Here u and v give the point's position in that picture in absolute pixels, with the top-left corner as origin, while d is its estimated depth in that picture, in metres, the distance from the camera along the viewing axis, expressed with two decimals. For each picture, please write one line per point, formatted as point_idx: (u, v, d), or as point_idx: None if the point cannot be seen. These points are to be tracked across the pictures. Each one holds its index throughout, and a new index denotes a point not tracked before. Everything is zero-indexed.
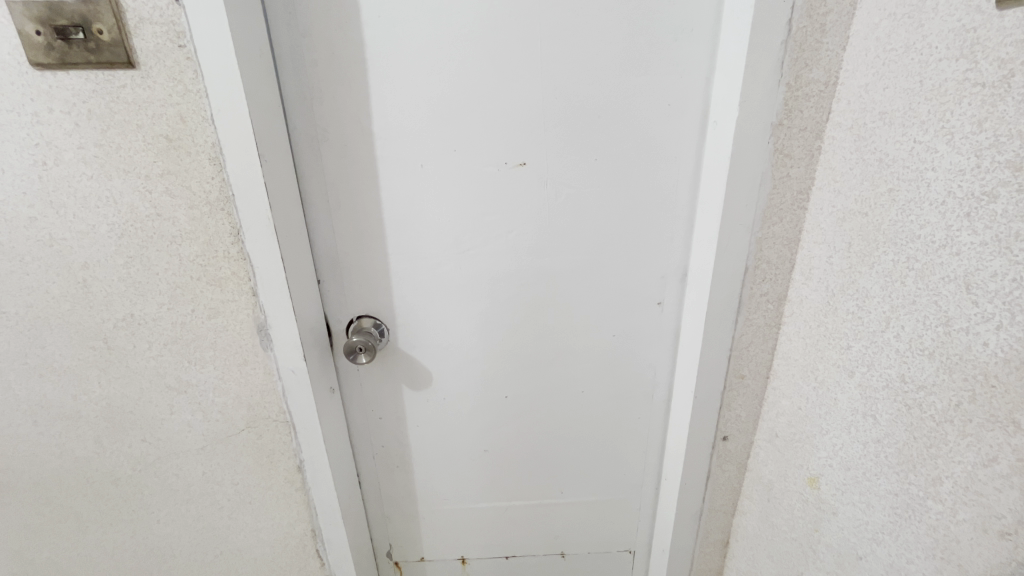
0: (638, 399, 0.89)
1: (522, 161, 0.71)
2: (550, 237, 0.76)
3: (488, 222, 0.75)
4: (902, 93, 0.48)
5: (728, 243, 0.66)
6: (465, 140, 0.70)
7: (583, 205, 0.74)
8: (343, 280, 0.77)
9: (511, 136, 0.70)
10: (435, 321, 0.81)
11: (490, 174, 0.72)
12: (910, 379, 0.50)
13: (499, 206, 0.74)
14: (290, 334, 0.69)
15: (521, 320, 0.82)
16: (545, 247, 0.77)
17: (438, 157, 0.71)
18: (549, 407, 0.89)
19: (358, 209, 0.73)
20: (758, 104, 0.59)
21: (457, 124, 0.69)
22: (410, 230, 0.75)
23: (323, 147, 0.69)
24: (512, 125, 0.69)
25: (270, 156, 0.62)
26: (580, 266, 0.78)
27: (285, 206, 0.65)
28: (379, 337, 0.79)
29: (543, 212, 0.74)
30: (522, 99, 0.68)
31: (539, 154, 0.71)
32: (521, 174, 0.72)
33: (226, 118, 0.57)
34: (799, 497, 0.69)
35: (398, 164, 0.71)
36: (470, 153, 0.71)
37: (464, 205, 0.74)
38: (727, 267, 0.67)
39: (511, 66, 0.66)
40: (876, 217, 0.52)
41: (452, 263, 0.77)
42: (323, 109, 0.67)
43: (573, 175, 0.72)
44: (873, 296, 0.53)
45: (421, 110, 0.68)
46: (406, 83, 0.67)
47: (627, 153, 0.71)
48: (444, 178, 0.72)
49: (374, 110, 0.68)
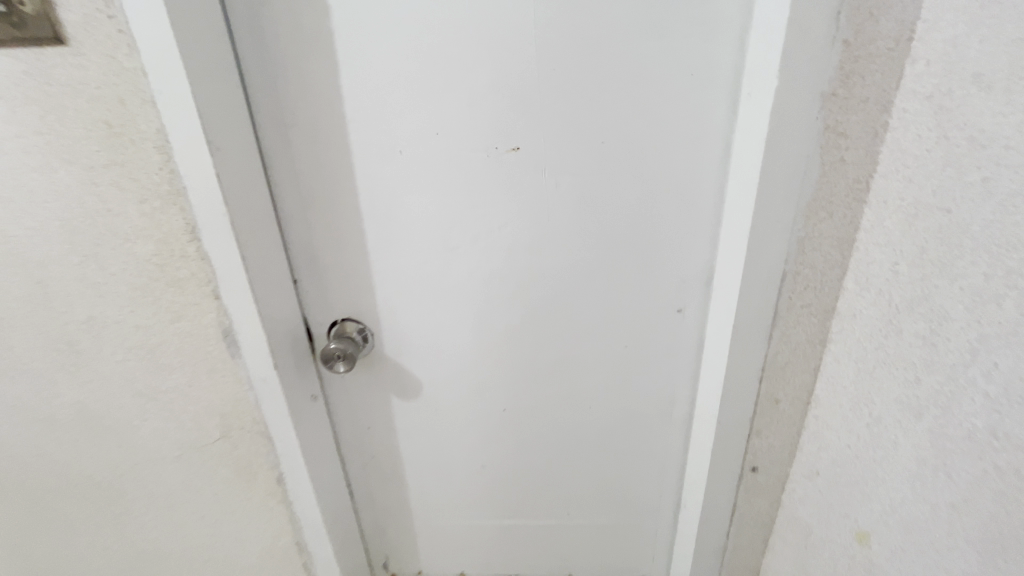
0: (654, 417, 0.78)
1: (515, 146, 0.61)
2: (550, 234, 0.66)
3: (477, 218, 0.65)
4: (1008, 46, 0.35)
5: (762, 244, 0.54)
6: (448, 123, 0.60)
7: (589, 198, 0.63)
8: (322, 281, 0.71)
9: (502, 118, 0.60)
10: (424, 326, 0.74)
11: (479, 162, 0.62)
12: (1006, 435, 0.38)
13: (490, 198, 0.64)
14: (258, 342, 0.63)
15: (520, 326, 0.73)
16: (544, 244, 0.67)
17: (420, 143, 0.62)
18: (554, 421, 0.80)
19: (334, 202, 0.66)
20: (803, 69, 0.46)
21: (439, 104, 0.59)
22: (393, 227, 0.67)
23: (292, 133, 0.62)
24: (503, 103, 0.59)
25: (224, 143, 0.54)
26: (585, 267, 0.68)
27: (247, 199, 0.59)
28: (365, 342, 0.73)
29: (541, 205, 0.64)
30: (513, 75, 0.58)
31: (536, 137, 0.60)
32: (516, 161, 0.62)
33: (169, 101, 0.50)
34: (843, 551, 0.57)
35: (376, 153, 0.63)
36: (454, 138, 0.61)
37: (450, 199, 0.65)
38: (760, 272, 0.56)
39: (500, 32, 0.56)
40: (962, 218, 0.40)
41: (440, 263, 0.69)
42: (287, 89, 0.59)
43: (576, 163, 0.62)
44: (954, 321, 0.41)
45: (397, 90, 0.59)
46: (380, 56, 0.57)
47: (640, 135, 0.60)
48: (427, 168, 0.63)
49: (344, 91, 0.59)
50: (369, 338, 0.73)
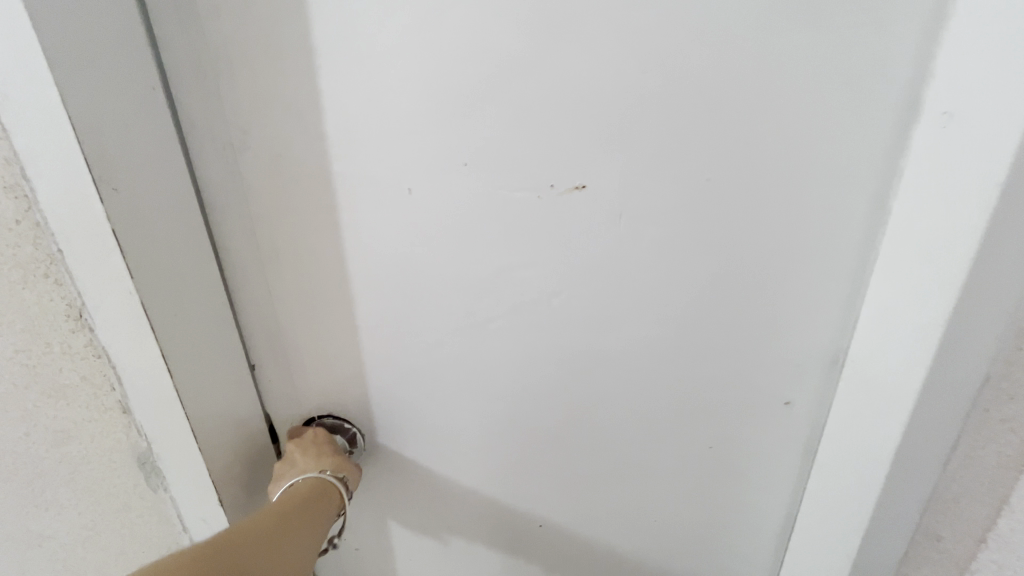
0: (737, 531, 0.60)
1: (576, 185, 0.42)
2: (619, 303, 0.47)
3: (519, 281, 0.46)
4: None
5: (958, 342, 0.36)
6: (480, 151, 0.41)
7: (678, 257, 0.45)
8: (291, 369, 0.50)
9: (560, 145, 0.41)
10: (434, 424, 0.53)
11: (526, 204, 0.43)
12: None
13: (538, 255, 0.45)
14: (190, 468, 0.43)
15: (567, 422, 0.53)
16: (608, 319, 0.48)
17: (438, 179, 0.42)
18: (605, 536, 0.61)
19: (309, 260, 0.45)
20: None
21: (469, 123, 0.40)
22: (394, 295, 0.47)
23: (246, 163, 0.42)
24: (563, 124, 0.40)
25: (135, 180, 0.35)
26: (663, 347, 0.49)
27: (170, 270, 0.38)
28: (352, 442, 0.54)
29: (607, 266, 0.45)
30: (581, 82, 0.39)
31: (607, 174, 0.42)
32: (577, 206, 0.43)
33: (28, 128, 0.31)
34: None
35: (371, 192, 0.43)
36: (489, 171, 0.42)
37: (479, 258, 0.45)
38: (944, 380, 0.38)
39: (566, 17, 0.36)
40: None
41: (460, 342, 0.49)
42: (239, 98, 0.39)
43: (662, 208, 0.43)
44: None
45: (404, 100, 0.39)
46: (379, 52, 0.38)
47: (760, 170, 0.41)
48: (447, 214, 0.43)
49: (326, 100, 0.40)
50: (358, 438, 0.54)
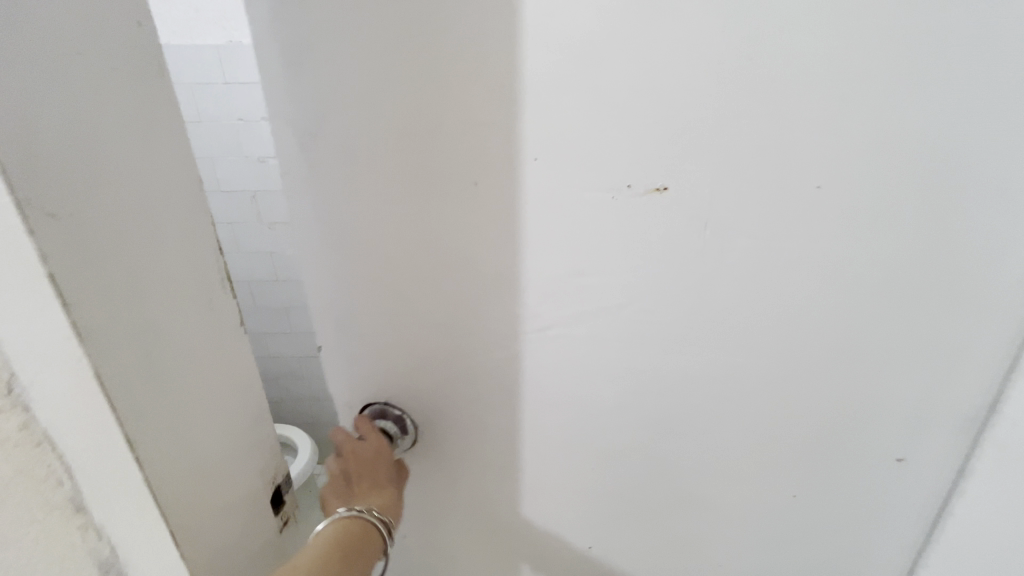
0: None
1: (657, 187, 0.35)
2: (706, 334, 0.39)
3: (585, 302, 0.39)
4: None
5: None
6: (559, 147, 0.34)
7: (773, 280, 0.37)
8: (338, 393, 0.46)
9: (641, 139, 0.33)
10: (483, 462, 0.47)
11: (604, 213, 0.36)
12: None
13: (613, 273, 0.38)
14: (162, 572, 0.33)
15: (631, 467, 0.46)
16: (683, 349, 0.40)
17: (502, 182, 0.35)
18: None
19: (347, 270, 0.40)
20: None
21: (549, 114, 0.33)
22: (437, 312, 0.40)
23: (295, 160, 0.36)
24: (648, 111, 0.32)
25: (95, 205, 0.25)
26: (747, 387, 0.41)
27: (141, 328, 0.28)
28: (408, 436, 0.46)
29: (688, 287, 0.38)
30: (682, 63, 0.31)
31: (696, 175, 0.34)
32: (655, 212, 0.35)
33: None
34: None
35: (410, 192, 0.36)
36: (565, 173, 0.35)
37: (544, 276, 0.38)
38: None
39: None
40: None
41: (504, 368, 0.42)
42: (291, 84, 0.34)
43: (762, 218, 0.35)
44: None
45: (472, 88, 0.33)
46: (430, 21, 0.31)
47: (894, 176, 0.33)
48: (509, 223, 0.37)
49: (385, 87, 0.33)
50: (412, 436, 0.46)
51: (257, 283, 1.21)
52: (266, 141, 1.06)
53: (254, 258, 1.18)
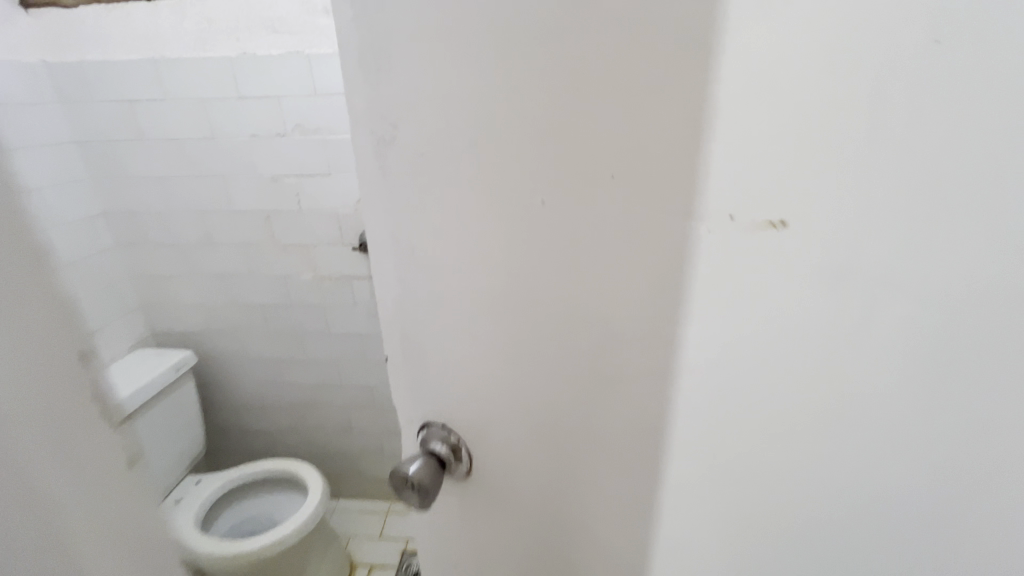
0: None
1: (778, 223, 0.24)
2: (855, 429, 0.26)
3: (681, 366, 0.29)
4: None
5: None
6: (641, 166, 0.26)
7: (963, 369, 0.24)
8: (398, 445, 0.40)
9: (756, 155, 0.23)
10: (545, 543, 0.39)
11: (716, 245, 0.26)
12: None
13: (723, 328, 0.27)
14: None
15: None
16: (805, 452, 0.28)
17: (593, 207, 0.27)
18: None
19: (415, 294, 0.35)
20: None
21: (656, 115, 0.24)
22: (495, 356, 0.34)
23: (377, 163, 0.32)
24: (770, 116, 0.23)
25: None
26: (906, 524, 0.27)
27: None
28: (461, 462, 0.39)
29: (817, 367, 0.26)
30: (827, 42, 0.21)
31: (844, 209, 0.23)
32: (771, 256, 0.25)
33: None
34: None
35: (474, 213, 0.30)
36: (667, 192, 0.26)
37: (622, 321, 0.29)
38: None
39: None
40: None
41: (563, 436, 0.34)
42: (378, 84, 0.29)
43: (949, 277, 0.23)
44: None
45: (538, 91, 0.26)
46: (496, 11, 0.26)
47: None
48: (599, 259, 0.28)
49: (461, 85, 0.28)
50: (466, 463, 0.39)
51: (272, 306, 1.15)
52: (281, 158, 0.99)
53: (270, 279, 1.12)
